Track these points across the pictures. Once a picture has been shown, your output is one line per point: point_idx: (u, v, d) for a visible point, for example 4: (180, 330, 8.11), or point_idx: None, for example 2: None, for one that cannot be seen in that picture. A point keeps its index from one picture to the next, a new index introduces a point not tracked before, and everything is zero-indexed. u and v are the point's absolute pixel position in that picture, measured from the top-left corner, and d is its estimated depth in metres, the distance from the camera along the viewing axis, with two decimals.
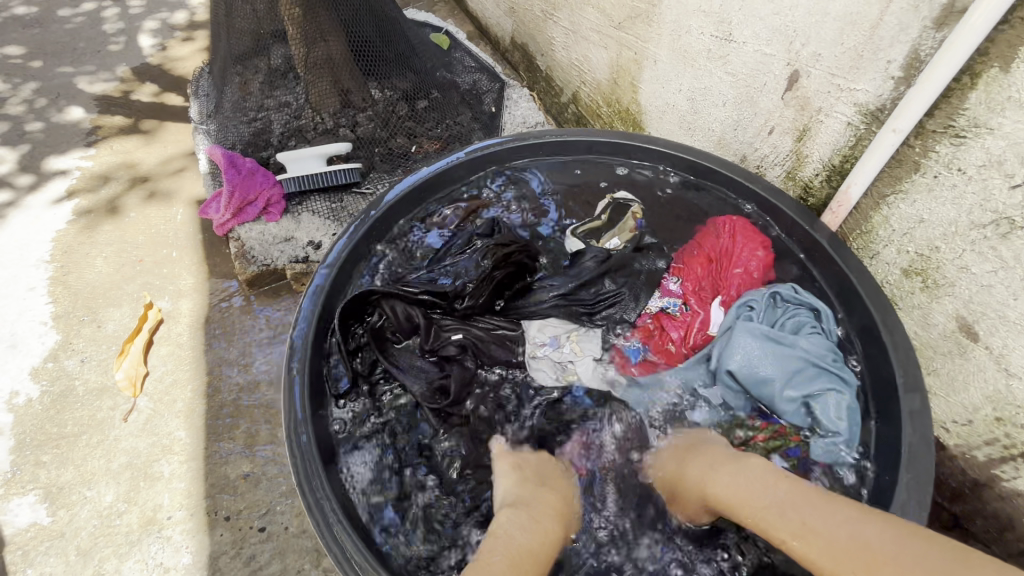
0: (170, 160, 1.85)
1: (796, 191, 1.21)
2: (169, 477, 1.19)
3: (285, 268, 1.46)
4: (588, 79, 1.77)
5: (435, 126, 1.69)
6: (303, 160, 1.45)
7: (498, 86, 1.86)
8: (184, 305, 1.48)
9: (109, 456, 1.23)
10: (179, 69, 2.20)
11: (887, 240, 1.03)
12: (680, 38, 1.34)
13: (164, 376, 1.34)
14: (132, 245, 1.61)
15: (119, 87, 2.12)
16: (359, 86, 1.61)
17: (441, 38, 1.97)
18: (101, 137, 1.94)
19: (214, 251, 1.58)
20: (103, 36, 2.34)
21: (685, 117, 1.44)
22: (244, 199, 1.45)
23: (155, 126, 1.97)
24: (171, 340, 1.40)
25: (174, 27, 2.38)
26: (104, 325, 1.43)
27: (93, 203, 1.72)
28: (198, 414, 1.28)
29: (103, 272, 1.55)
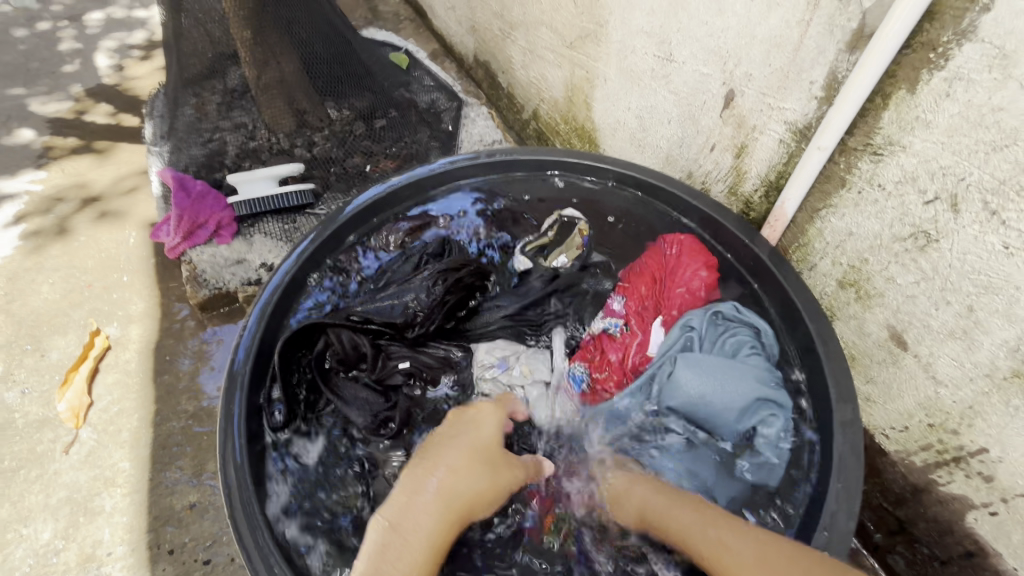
0: (123, 182, 1.81)
1: (738, 206, 1.24)
2: (110, 511, 1.15)
3: (238, 291, 1.44)
4: (546, 97, 1.80)
5: (393, 145, 1.68)
6: (255, 182, 1.50)
7: (456, 104, 1.84)
8: (132, 331, 1.44)
9: (48, 491, 1.19)
10: (136, 89, 2.17)
11: (823, 253, 1.06)
12: (625, 57, 1.38)
13: (109, 405, 1.30)
14: (80, 270, 1.57)
15: (74, 109, 2.08)
16: (314, 105, 1.63)
17: (401, 58, 1.98)
18: (52, 159, 1.89)
19: (166, 275, 1.55)
20: (58, 57, 2.30)
21: (635, 134, 1.47)
22: (194, 222, 1.43)
23: (109, 147, 1.94)
24: (118, 368, 1.37)
25: (132, 47, 2.36)
26: (48, 354, 1.39)
27: (40, 227, 1.68)
28: (144, 444, 1.25)
29: (48, 298, 1.51)
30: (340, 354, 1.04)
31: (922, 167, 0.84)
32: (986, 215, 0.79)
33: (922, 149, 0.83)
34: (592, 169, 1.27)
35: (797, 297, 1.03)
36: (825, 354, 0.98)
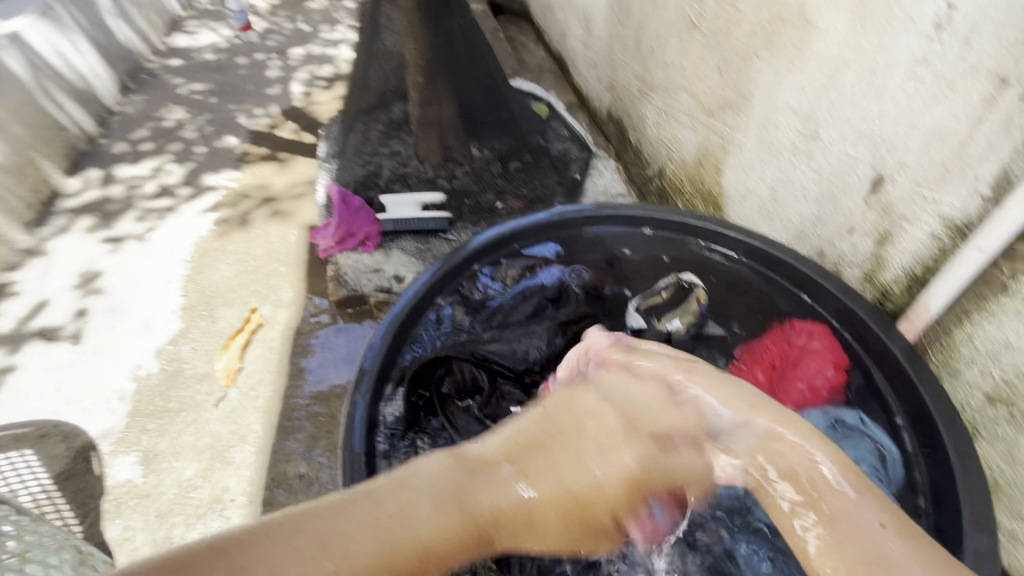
0: (294, 187, 2.15)
1: (872, 293, 1.19)
2: (239, 463, 1.37)
3: (370, 295, 1.64)
4: (676, 159, 1.81)
5: (522, 186, 1.80)
6: (402, 205, 1.69)
7: (586, 155, 1.92)
8: (280, 314, 1.69)
9: (197, 434, 1.42)
10: (317, 113, 2.58)
11: (960, 342, 1.01)
12: (766, 130, 1.36)
13: (253, 373, 1.54)
14: (251, 257, 1.87)
15: (268, 123, 2.50)
16: (462, 144, 1.75)
17: (542, 108, 2.05)
18: (246, 163, 2.28)
19: (314, 271, 1.80)
20: (265, 82, 2.79)
21: (764, 205, 1.44)
22: (347, 231, 1.64)
23: (289, 156, 2.29)
24: (265, 343, 1.62)
25: (320, 78, 2.82)
26: (218, 321, 1.68)
27: (229, 216, 2.03)
28: (274, 414, 1.44)
29: (226, 276, 1.81)
30: (459, 384, 1.11)
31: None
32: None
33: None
34: (717, 235, 1.25)
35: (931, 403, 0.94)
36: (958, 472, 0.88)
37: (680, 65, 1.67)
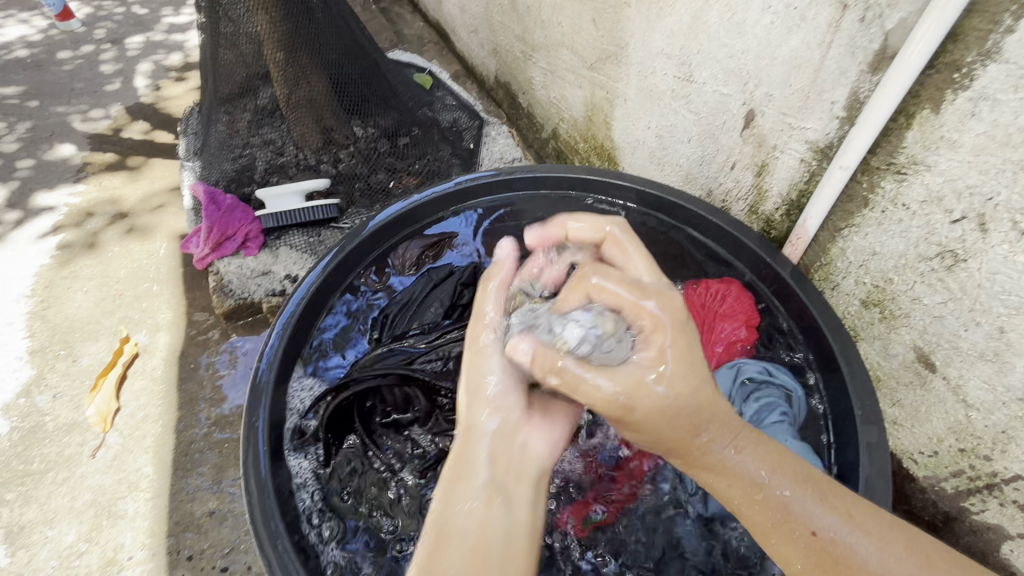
0: (154, 195, 1.97)
1: (876, 356, 1.10)
2: (132, 515, 1.21)
3: (261, 302, 1.54)
4: (566, 117, 1.98)
5: (415, 162, 1.83)
6: (283, 198, 1.58)
7: (478, 123, 2.03)
8: (159, 339, 1.54)
9: (73, 493, 1.25)
10: (168, 106, 2.41)
11: (846, 272, 1.10)
12: (648, 85, 1.49)
13: (135, 411, 1.38)
14: (113, 279, 1.69)
15: (111, 126, 2.30)
16: (341, 124, 1.77)
17: (425, 78, 2.17)
18: (89, 173, 2.07)
19: (194, 285, 1.66)
20: (100, 77, 2.58)
21: (654, 153, 1.58)
22: (222, 235, 1.55)
23: (142, 162, 2.12)
24: (145, 374, 1.45)
25: (168, 68, 2.63)
26: (79, 359, 1.49)
27: (76, 237, 1.82)
28: (167, 448, 1.31)
29: (81, 306, 1.62)
30: (390, 403, 1.15)
31: (983, 292, 0.87)
32: (1015, 234, 0.80)
33: (999, 283, 0.85)
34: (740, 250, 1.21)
35: (859, 407, 0.97)
36: (860, 417, 0.96)
37: (660, 27, 1.37)
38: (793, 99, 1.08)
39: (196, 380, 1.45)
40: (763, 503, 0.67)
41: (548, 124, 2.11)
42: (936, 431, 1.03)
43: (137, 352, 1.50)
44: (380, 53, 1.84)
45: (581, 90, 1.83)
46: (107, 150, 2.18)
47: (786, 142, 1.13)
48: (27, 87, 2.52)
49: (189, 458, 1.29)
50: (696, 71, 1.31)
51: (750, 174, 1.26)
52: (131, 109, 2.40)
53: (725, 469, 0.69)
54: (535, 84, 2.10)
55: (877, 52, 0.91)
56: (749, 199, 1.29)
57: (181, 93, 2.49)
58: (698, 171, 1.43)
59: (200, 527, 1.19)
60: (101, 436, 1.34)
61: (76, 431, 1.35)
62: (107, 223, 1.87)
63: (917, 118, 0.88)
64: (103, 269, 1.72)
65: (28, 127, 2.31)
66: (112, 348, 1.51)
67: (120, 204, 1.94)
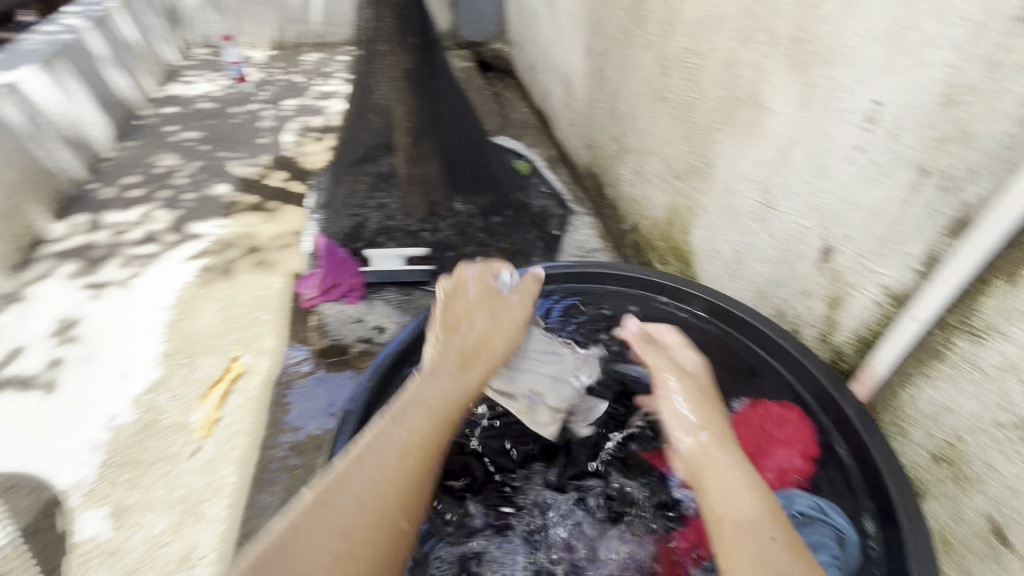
0: (281, 236, 2.31)
1: (943, 515, 1.06)
2: (212, 518, 1.37)
3: (353, 343, 1.83)
4: (647, 215, 2.11)
5: (502, 240, 2.05)
6: (387, 260, 1.96)
7: (563, 212, 2.26)
8: (262, 362, 1.77)
9: (170, 487, 1.44)
10: (306, 161, 2.84)
11: (916, 420, 1.09)
12: (729, 202, 1.59)
13: (231, 424, 1.59)
14: (235, 304, 1.99)
15: (258, 172, 2.75)
16: (447, 200, 1.94)
17: (522, 164, 2.42)
18: (235, 210, 2.48)
19: (298, 320, 1.91)
20: (258, 131, 3.11)
21: (729, 264, 1.64)
22: (333, 283, 1.96)
23: (277, 206, 2.50)
24: (245, 392, 1.68)
25: (311, 129, 3.12)
26: (197, 369, 1.75)
27: (215, 263, 2.17)
28: (250, 462, 1.49)
29: (207, 322, 1.92)
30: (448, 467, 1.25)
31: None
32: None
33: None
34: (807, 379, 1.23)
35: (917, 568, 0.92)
36: None
37: (746, 155, 1.48)
38: (869, 244, 1.13)
39: (283, 406, 1.63)
40: (751, 534, 0.78)
41: (630, 219, 2.25)
42: None
43: (242, 372, 1.74)
44: (487, 141, 2.08)
45: (665, 194, 1.97)
46: (252, 192, 2.59)
47: (861, 282, 1.17)
48: (202, 133, 3.08)
49: (266, 475, 1.46)
50: (777, 200, 1.39)
51: (821, 304, 1.29)
52: (276, 160, 2.86)
53: (734, 504, 0.82)
54: (622, 181, 2.27)
55: (956, 217, 0.95)
56: (819, 327, 1.31)
57: (317, 151, 2.93)
58: (771, 290, 1.47)
59: None
60: (201, 440, 1.55)
61: (182, 432, 1.57)
62: (240, 256, 2.20)
63: (992, 288, 0.91)
64: (230, 294, 2.03)
65: (197, 165, 2.81)
66: (223, 364, 1.77)
67: (253, 240, 2.29)
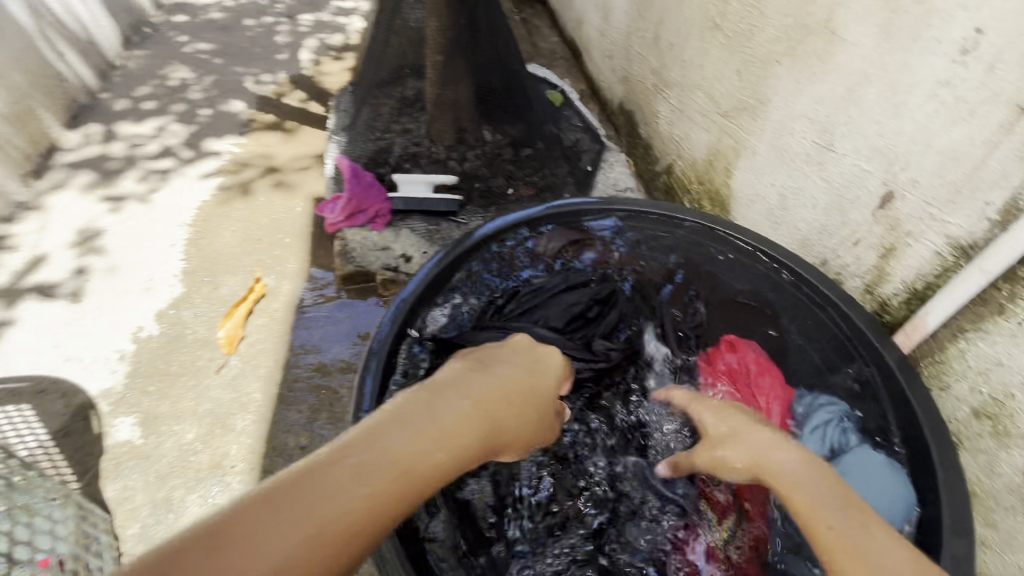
0: (301, 159, 2.23)
1: (973, 469, 1.05)
2: (239, 431, 1.40)
3: (377, 272, 1.73)
4: (685, 156, 2.00)
5: (533, 174, 1.97)
6: (414, 184, 1.75)
7: (598, 147, 2.11)
8: (285, 286, 1.75)
9: (198, 400, 1.46)
10: (324, 82, 2.70)
11: (961, 375, 1.06)
12: (781, 137, 1.50)
13: (256, 343, 1.59)
14: (256, 225, 1.95)
15: (276, 91, 2.63)
16: (475, 128, 1.91)
17: (556, 95, 2.27)
18: (252, 130, 2.38)
19: (321, 246, 1.87)
20: (273, 47, 2.94)
21: (771, 211, 1.57)
22: (357, 207, 1.72)
23: (296, 127, 2.40)
24: (268, 313, 1.67)
25: (329, 48, 2.94)
26: (220, 288, 1.74)
27: (233, 183, 2.11)
28: (275, 381, 1.50)
29: (229, 242, 1.89)
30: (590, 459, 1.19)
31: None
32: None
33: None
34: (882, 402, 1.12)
35: (949, 517, 0.94)
36: (947, 526, 0.93)
37: (808, 92, 1.38)
38: (940, 191, 1.06)
39: (309, 328, 1.64)
40: None
41: (665, 158, 2.14)
42: None
43: (264, 293, 1.73)
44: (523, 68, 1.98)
45: (707, 133, 1.86)
46: (268, 112, 2.49)
47: (922, 231, 1.11)
48: (215, 46, 2.92)
49: (292, 395, 1.48)
50: (838, 141, 1.30)
51: (873, 254, 1.24)
52: (293, 79, 2.72)
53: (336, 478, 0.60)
54: (660, 117, 2.14)
55: None
56: (866, 277, 1.26)
57: (336, 71, 2.77)
58: (817, 239, 1.41)
59: (291, 456, 1.36)
60: (226, 357, 1.56)
61: (208, 348, 1.58)
62: (260, 176, 2.14)
63: None
64: (249, 215, 1.98)
65: (210, 80, 2.68)
66: (246, 285, 1.75)
67: (273, 161, 2.21)
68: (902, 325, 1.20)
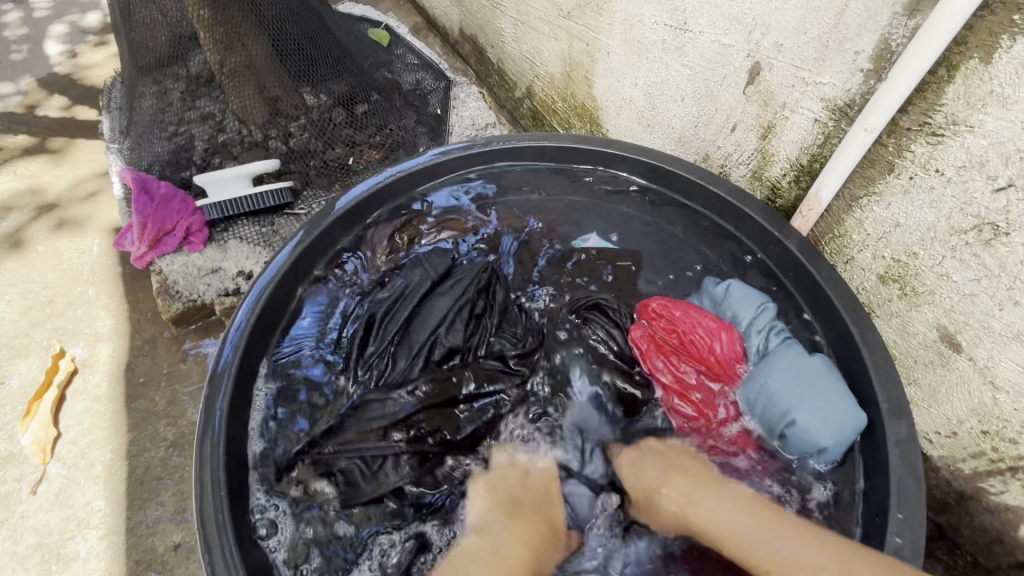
0: (79, 183, 1.73)
1: (892, 333, 1.01)
2: (86, 557, 1.08)
3: (213, 303, 1.36)
4: (541, 73, 1.78)
5: (376, 132, 1.62)
6: (225, 184, 1.35)
7: (444, 84, 1.83)
8: (100, 351, 1.36)
9: (15, 537, 1.10)
10: (88, 78, 2.11)
11: (862, 245, 1.00)
12: (631, 28, 1.32)
13: (79, 437, 1.22)
14: (40, 284, 1.49)
15: (23, 102, 2.02)
16: (289, 92, 1.55)
17: (380, 33, 1.92)
18: (1, 160, 1.81)
19: (135, 287, 1.47)
20: (3, 44, 2.24)
21: (642, 113, 1.42)
22: (160, 230, 1.34)
23: (62, 145, 1.85)
24: (87, 393, 1.29)
25: (84, 30, 2.29)
26: (9, 381, 1.31)
27: None
28: (118, 478, 1.17)
29: (7, 317, 1.43)
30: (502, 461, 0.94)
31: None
32: None
33: None
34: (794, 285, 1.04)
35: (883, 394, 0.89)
36: (887, 411, 0.88)
37: None
38: (807, 50, 0.94)
39: (147, 395, 1.29)
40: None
41: (522, 82, 1.90)
42: (957, 412, 0.96)
43: (76, 368, 1.33)
44: (327, 7, 1.62)
45: (557, 42, 1.64)
46: (19, 131, 1.90)
47: (797, 100, 1.00)
48: None
49: (145, 487, 1.16)
50: (692, 18, 1.14)
51: (754, 137, 1.12)
52: (43, 81, 2.10)
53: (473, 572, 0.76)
54: (505, 37, 1.88)
55: None
56: (752, 163, 1.16)
57: (101, 61, 2.17)
58: (694, 133, 1.28)
59: (164, 563, 1.07)
60: (41, 468, 1.18)
61: (12, 465, 1.19)
62: (29, 218, 1.63)
63: (961, 70, 0.76)
64: (26, 272, 1.51)
65: None
66: (45, 364, 1.33)
67: (42, 194, 1.69)
68: (795, 206, 1.12)
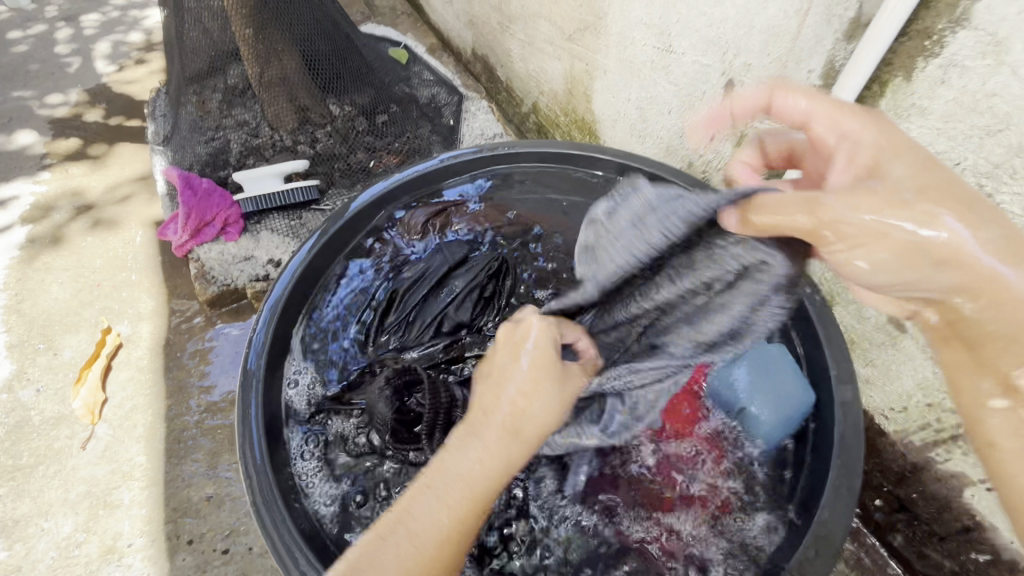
0: (122, 185, 1.90)
1: (850, 318, 1.14)
2: (129, 504, 1.21)
3: (245, 287, 1.52)
4: (546, 90, 1.95)
5: (394, 140, 1.79)
6: (261, 180, 1.54)
7: (456, 98, 2.00)
8: (143, 329, 1.51)
9: (66, 486, 1.24)
10: (132, 90, 2.31)
11: None
12: (624, 49, 1.48)
13: (123, 403, 1.37)
14: (89, 269, 1.65)
15: (73, 110, 2.22)
16: (317, 103, 1.73)
17: (400, 52, 2.11)
18: (55, 161, 2.00)
19: (173, 273, 1.62)
20: (56, 58, 2.46)
21: (635, 125, 1.57)
22: (201, 220, 1.50)
23: (108, 150, 2.04)
24: (130, 365, 1.44)
25: (130, 47, 2.51)
26: (61, 353, 1.47)
27: (46, 229, 1.77)
28: (158, 438, 1.31)
29: (59, 298, 1.59)
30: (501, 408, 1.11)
31: None
32: (981, 199, 0.84)
33: None
34: None
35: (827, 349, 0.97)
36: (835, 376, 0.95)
37: None
38: (770, 69, 1.09)
39: (184, 367, 1.44)
40: (449, 472, 0.69)
41: (529, 98, 2.07)
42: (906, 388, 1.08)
43: (120, 343, 1.48)
44: (352, 27, 1.80)
45: (560, 62, 1.81)
46: (70, 136, 2.09)
47: None
48: None
49: (181, 446, 1.29)
50: (676, 41, 1.30)
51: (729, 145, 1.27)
52: (92, 92, 2.30)
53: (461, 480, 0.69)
54: (513, 57, 2.06)
55: (853, 20, 0.91)
56: None
57: (144, 75, 2.38)
58: (679, 143, 1.43)
59: (198, 511, 1.20)
60: (90, 428, 1.33)
61: (64, 425, 1.34)
62: (81, 212, 1.81)
63: (890, 86, 0.90)
64: (76, 259, 1.68)
65: None
66: (94, 339, 1.48)
67: (92, 191, 1.88)
68: None
